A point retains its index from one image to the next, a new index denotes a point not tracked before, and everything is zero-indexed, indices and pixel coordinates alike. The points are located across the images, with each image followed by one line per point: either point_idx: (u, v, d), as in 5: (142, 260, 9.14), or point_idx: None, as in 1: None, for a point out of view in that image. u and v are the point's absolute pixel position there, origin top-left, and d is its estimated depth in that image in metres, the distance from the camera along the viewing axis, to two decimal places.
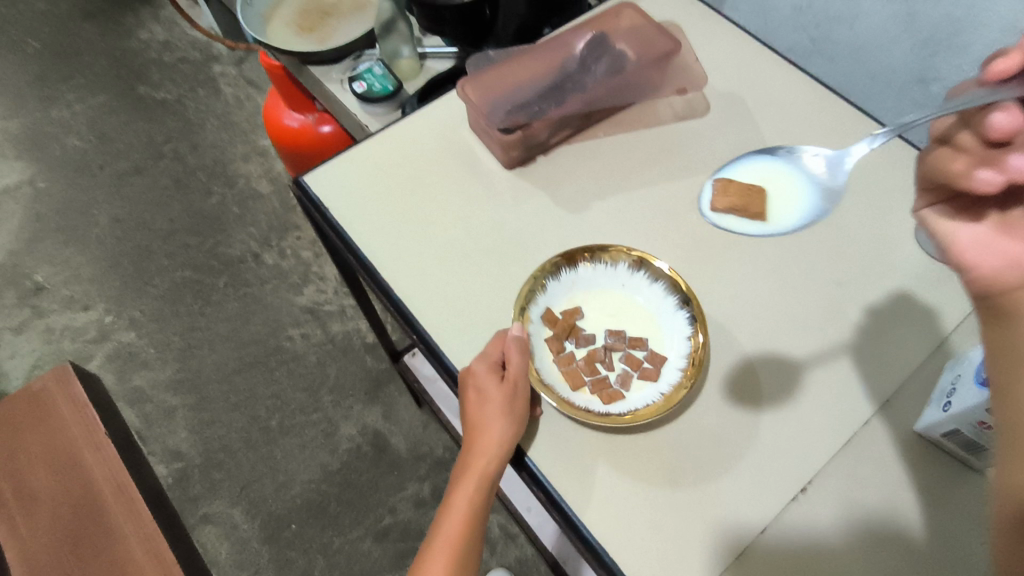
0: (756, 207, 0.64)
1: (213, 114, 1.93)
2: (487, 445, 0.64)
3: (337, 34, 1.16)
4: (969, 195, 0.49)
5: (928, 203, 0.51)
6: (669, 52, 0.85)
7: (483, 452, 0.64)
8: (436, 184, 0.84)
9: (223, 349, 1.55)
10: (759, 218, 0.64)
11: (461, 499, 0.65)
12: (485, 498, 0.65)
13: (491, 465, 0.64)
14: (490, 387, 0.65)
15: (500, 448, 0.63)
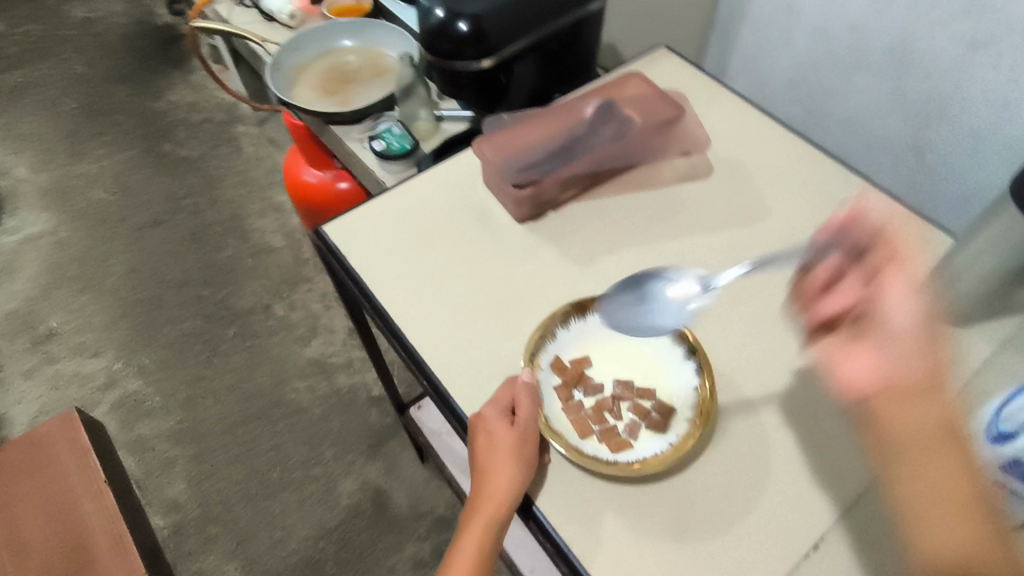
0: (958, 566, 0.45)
1: (233, 171, 2.00)
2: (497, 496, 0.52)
3: (359, 96, 1.18)
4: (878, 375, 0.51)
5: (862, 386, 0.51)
6: (677, 117, 0.79)
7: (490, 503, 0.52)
8: (432, 224, 0.75)
9: (228, 400, 1.55)
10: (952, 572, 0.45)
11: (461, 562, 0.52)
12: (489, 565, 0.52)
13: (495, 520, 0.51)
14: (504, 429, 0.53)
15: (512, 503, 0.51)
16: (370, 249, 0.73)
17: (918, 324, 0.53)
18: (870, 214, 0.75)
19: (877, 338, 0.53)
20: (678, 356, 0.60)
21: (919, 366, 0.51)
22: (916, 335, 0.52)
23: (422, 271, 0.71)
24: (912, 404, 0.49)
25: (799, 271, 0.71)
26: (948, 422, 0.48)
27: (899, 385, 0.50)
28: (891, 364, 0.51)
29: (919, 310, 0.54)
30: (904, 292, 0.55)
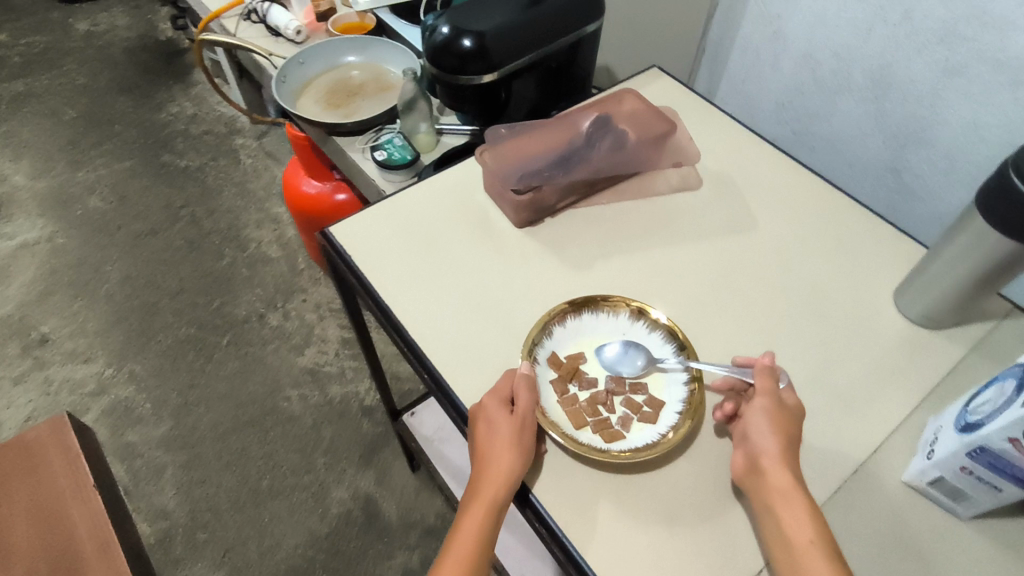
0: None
1: (231, 182, 2.03)
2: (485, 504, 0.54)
3: (362, 109, 1.22)
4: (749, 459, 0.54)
5: (743, 467, 0.55)
6: (669, 132, 0.84)
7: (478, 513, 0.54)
8: (434, 228, 0.79)
9: (220, 407, 1.56)
10: None
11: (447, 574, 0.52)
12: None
13: (483, 528, 0.53)
14: (496, 434, 0.56)
15: (501, 508, 0.54)
16: (375, 250, 0.76)
17: (780, 451, 0.53)
18: (850, 228, 0.79)
19: (747, 470, 0.54)
20: (668, 354, 0.63)
21: (792, 492, 0.51)
22: (781, 463, 0.53)
23: (424, 271, 0.74)
24: (786, 536, 0.50)
25: (783, 279, 0.74)
26: (821, 549, 0.48)
27: (775, 516, 0.51)
28: (763, 495, 0.52)
29: (785, 434, 0.54)
30: (763, 414, 0.55)
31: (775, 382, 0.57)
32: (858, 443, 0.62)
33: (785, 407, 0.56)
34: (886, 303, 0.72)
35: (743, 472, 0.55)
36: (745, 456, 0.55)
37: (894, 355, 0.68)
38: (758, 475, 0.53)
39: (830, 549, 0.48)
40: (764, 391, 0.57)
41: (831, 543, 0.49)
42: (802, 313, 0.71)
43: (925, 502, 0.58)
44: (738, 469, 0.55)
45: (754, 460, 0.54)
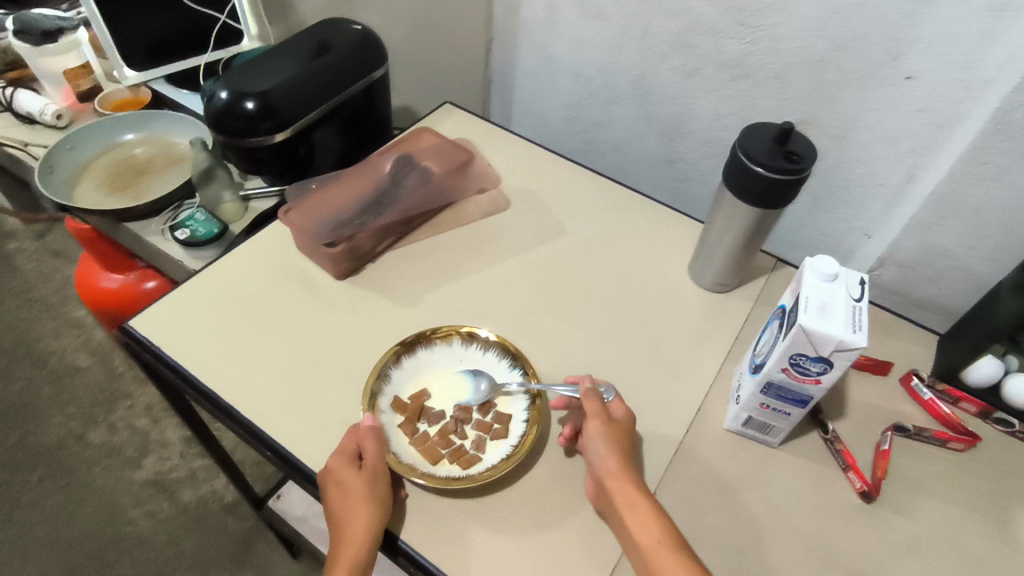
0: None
1: (12, 293, 1.75)
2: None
3: (153, 188, 1.13)
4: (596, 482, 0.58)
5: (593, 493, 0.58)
6: (468, 161, 0.88)
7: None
8: (250, 298, 0.75)
9: (43, 555, 1.32)
10: None
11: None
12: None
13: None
14: (334, 519, 0.55)
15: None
16: (187, 333, 0.71)
17: (617, 466, 0.57)
18: (645, 218, 0.89)
19: (598, 491, 0.58)
20: (505, 368, 0.66)
21: (636, 500, 0.55)
22: (620, 477, 0.56)
23: (248, 345, 0.70)
24: (638, 543, 0.53)
25: (598, 275, 0.81)
26: (669, 545, 0.52)
27: (624, 528, 0.54)
28: (612, 512, 0.56)
29: (620, 447, 0.58)
30: (599, 434, 0.58)
31: (599, 402, 0.61)
32: (685, 405, 0.69)
33: (615, 422, 0.60)
34: (683, 279, 0.82)
35: (596, 494, 0.58)
36: (592, 480, 0.59)
37: (700, 321, 0.78)
38: (605, 495, 0.57)
39: (676, 542, 0.53)
40: (593, 414, 0.60)
41: (674, 535, 0.53)
42: (619, 304, 0.78)
43: (745, 442, 0.66)
44: (592, 493, 0.59)
45: (601, 480, 0.57)
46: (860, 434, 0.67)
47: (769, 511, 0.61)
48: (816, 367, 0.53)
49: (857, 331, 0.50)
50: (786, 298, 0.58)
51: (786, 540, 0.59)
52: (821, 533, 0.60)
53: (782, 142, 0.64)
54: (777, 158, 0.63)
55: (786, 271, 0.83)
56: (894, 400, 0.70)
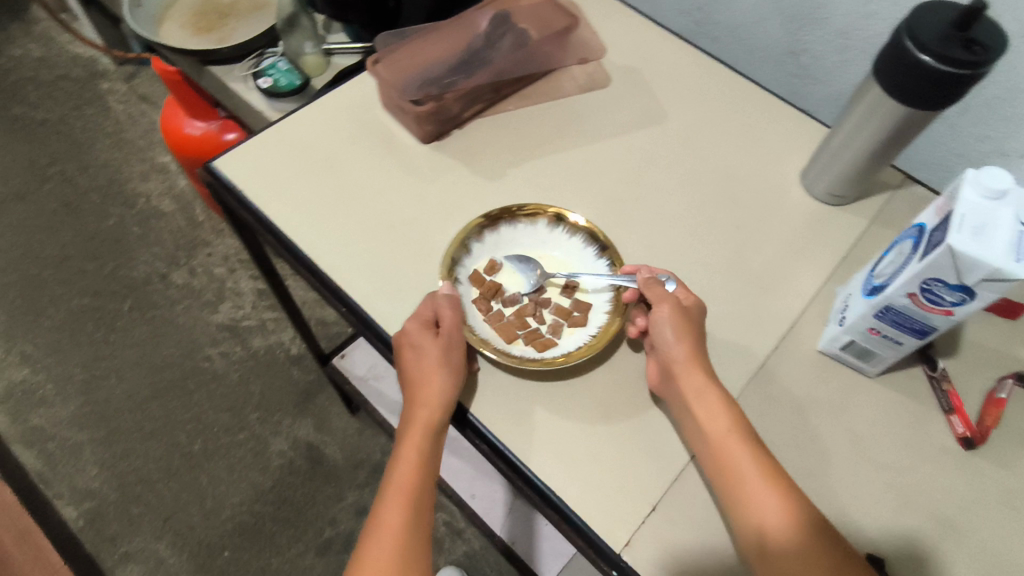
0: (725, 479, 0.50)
1: (103, 132, 1.81)
2: (415, 455, 0.53)
3: (236, 32, 1.10)
4: (658, 372, 0.56)
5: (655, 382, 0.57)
6: (571, 27, 0.78)
7: (412, 460, 0.53)
8: (333, 152, 0.72)
9: (133, 376, 1.45)
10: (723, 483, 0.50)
11: (387, 533, 0.50)
12: (423, 530, 0.51)
13: (418, 475, 0.52)
14: (425, 373, 0.54)
15: (433, 457, 0.53)
16: (268, 180, 0.70)
17: (687, 352, 0.54)
18: (758, 113, 0.80)
19: (662, 378, 0.56)
20: (590, 256, 0.62)
21: (706, 388, 0.53)
22: (689, 366, 0.54)
23: (329, 199, 0.69)
24: (705, 428, 0.52)
25: (698, 170, 0.74)
26: (738, 436, 0.51)
27: (691, 414, 0.53)
28: (677, 397, 0.54)
29: (690, 335, 0.55)
30: (667, 321, 0.55)
31: (663, 289, 0.57)
32: (776, 321, 0.64)
33: (685, 310, 0.55)
34: (794, 187, 0.74)
35: (660, 380, 0.56)
36: (655, 373, 0.57)
37: (804, 234, 0.70)
38: (671, 381, 0.55)
39: (744, 430, 0.51)
40: (661, 298, 0.56)
41: (743, 423, 0.52)
42: (718, 205, 0.72)
43: (836, 366, 0.61)
44: (654, 379, 0.57)
45: (668, 367, 0.55)
46: (968, 377, 0.61)
47: (850, 440, 0.57)
48: (951, 297, 0.47)
49: (1021, 261, 0.42)
50: (928, 215, 0.50)
51: (866, 473, 0.56)
52: (905, 470, 0.56)
53: (963, 27, 0.52)
54: (952, 46, 0.52)
55: (916, 190, 0.73)
56: (1015, 345, 0.63)
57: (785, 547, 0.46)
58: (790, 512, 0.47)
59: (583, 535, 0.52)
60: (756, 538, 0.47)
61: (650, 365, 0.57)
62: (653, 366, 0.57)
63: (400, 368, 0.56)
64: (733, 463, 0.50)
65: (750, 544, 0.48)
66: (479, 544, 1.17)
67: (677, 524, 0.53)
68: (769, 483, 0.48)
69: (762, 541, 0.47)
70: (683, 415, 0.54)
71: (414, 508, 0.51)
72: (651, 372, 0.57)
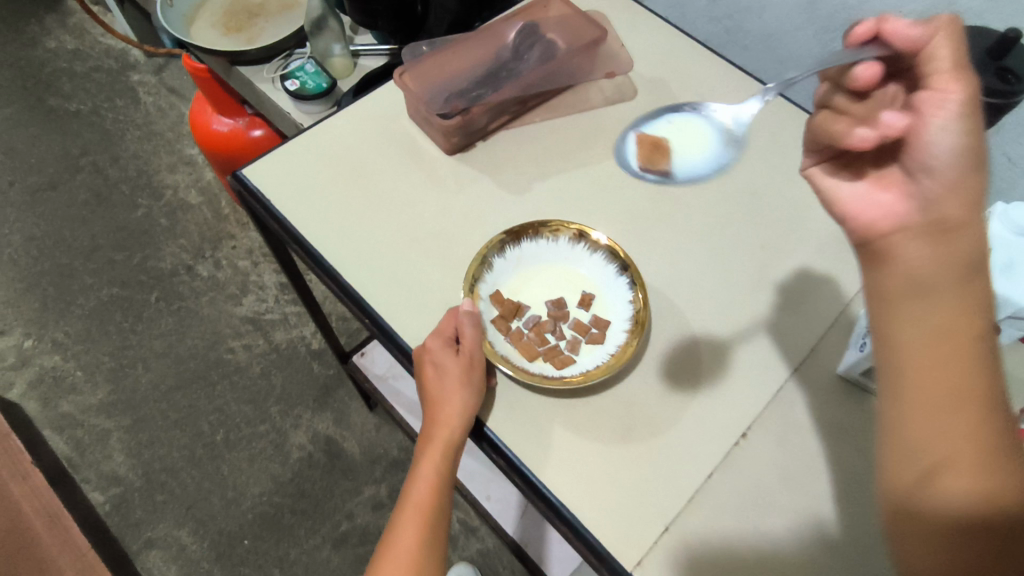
0: (921, 384, 0.40)
1: (133, 124, 1.84)
2: (433, 475, 0.55)
3: (265, 33, 1.12)
4: (899, 197, 0.43)
5: (887, 211, 0.43)
6: (600, 39, 0.77)
7: (427, 481, 0.55)
8: (359, 162, 0.73)
9: (159, 366, 1.49)
10: (912, 385, 0.41)
11: (402, 552, 0.53)
12: (438, 547, 0.54)
13: (432, 496, 0.55)
14: (444, 395, 0.55)
15: (450, 477, 0.56)
16: (295, 189, 0.71)
17: (964, 190, 0.40)
18: (786, 127, 0.79)
19: (902, 216, 0.42)
20: (611, 274, 0.62)
21: (956, 269, 0.40)
22: (965, 208, 0.40)
23: (354, 210, 0.70)
24: (932, 314, 0.40)
25: (721, 186, 0.74)
26: (973, 342, 0.40)
27: (922, 288, 0.41)
28: (908, 257, 0.41)
29: (980, 158, 0.40)
30: (958, 130, 0.39)
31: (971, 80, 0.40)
32: (798, 342, 0.64)
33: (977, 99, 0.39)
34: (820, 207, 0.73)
35: (896, 221, 0.42)
36: (891, 201, 0.43)
37: (828, 253, 0.69)
38: (921, 229, 0.41)
39: (979, 339, 0.40)
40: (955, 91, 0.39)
41: (982, 332, 0.40)
42: (739, 223, 0.71)
43: (857, 391, 0.61)
44: (887, 215, 0.43)
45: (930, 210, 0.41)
46: None
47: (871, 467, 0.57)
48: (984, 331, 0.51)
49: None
50: None
51: None
52: None
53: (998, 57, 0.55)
54: (989, 76, 0.55)
55: None
56: None
57: (953, 487, 0.39)
58: (984, 453, 0.39)
59: (598, 556, 0.53)
60: (925, 469, 0.40)
61: (881, 194, 0.44)
62: (889, 191, 0.43)
63: (421, 384, 0.58)
64: (942, 373, 0.40)
65: (917, 468, 0.40)
66: (493, 543, 1.19)
67: (694, 546, 0.53)
68: (974, 413, 0.39)
69: (941, 468, 0.39)
70: (908, 285, 0.41)
71: (429, 529, 0.54)
72: (875, 200, 0.44)
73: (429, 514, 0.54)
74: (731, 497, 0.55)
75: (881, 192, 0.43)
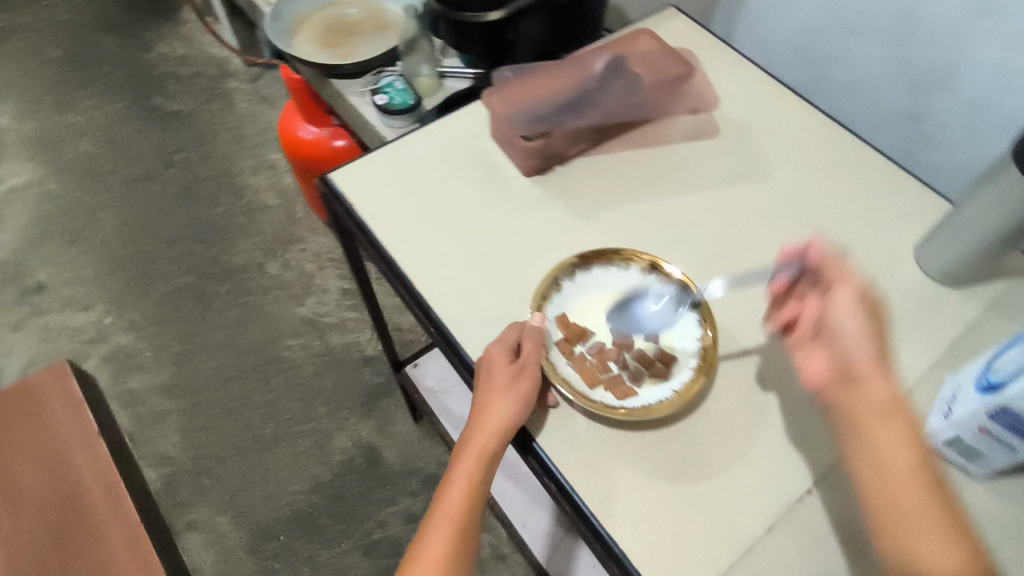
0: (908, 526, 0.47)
1: (225, 126, 1.97)
2: (466, 483, 0.55)
3: (359, 50, 1.18)
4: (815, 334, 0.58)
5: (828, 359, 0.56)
6: (686, 75, 0.79)
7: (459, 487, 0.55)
8: (440, 177, 0.75)
9: (220, 356, 1.56)
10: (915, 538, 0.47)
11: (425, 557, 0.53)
12: (461, 558, 0.54)
13: (462, 503, 0.55)
14: (491, 400, 0.56)
15: (483, 490, 0.55)
16: (376, 196, 0.73)
17: (875, 351, 0.54)
18: (871, 180, 0.76)
19: (848, 380, 0.54)
20: (680, 307, 0.62)
21: (892, 409, 0.52)
22: (879, 369, 0.53)
23: (430, 220, 0.72)
24: (887, 459, 0.50)
25: (797, 233, 0.72)
26: (925, 479, 0.49)
27: (872, 442, 0.51)
28: (859, 413, 0.53)
29: (870, 319, 0.56)
30: (849, 304, 0.56)
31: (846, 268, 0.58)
32: None
33: (874, 301, 0.57)
34: (903, 265, 0.70)
35: (838, 381, 0.55)
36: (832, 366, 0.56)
37: (909, 313, 0.66)
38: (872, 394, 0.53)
39: (930, 477, 0.49)
40: (843, 278, 0.58)
41: (929, 464, 0.50)
42: None
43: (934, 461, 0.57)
44: (830, 381, 0.55)
45: (847, 373, 0.54)
46: None
47: None
48: None
49: None
50: None
51: None
52: None
53: None
54: None
55: None
56: None
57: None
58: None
59: None
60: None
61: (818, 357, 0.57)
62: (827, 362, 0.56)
63: (475, 391, 0.59)
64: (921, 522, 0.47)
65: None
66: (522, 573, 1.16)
67: None
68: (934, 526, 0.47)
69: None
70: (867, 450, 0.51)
71: (452, 536, 0.53)
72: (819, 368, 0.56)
73: (459, 522, 0.54)
74: (789, 554, 0.53)
75: (815, 357, 0.57)
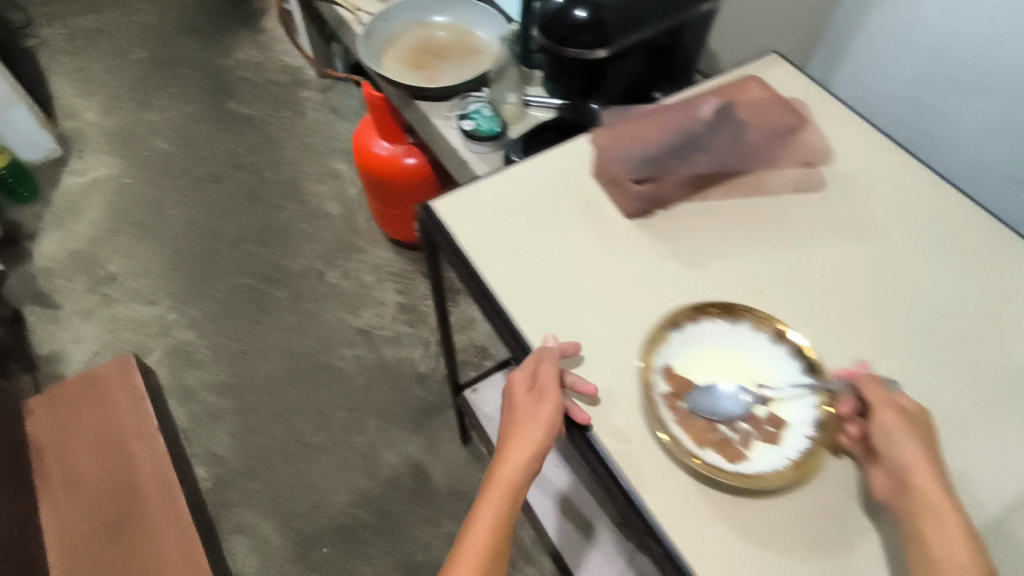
0: None
1: (294, 134, 2.01)
2: (494, 514, 0.57)
3: (445, 74, 1.20)
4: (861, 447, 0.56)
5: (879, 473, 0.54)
6: (797, 128, 0.78)
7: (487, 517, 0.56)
8: (541, 213, 0.74)
9: (276, 360, 1.58)
10: None
11: None
12: None
13: (491, 534, 0.56)
14: (517, 431, 0.59)
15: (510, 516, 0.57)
16: (478, 228, 0.73)
17: (928, 465, 0.51)
18: (986, 247, 0.73)
19: (898, 494, 0.52)
20: (794, 370, 0.61)
21: (942, 506, 0.49)
22: (933, 478, 0.50)
23: (532, 257, 0.71)
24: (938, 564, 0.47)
25: (908, 297, 0.69)
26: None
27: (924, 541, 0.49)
28: (910, 517, 0.50)
29: (921, 439, 0.52)
30: (895, 427, 0.53)
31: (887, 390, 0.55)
32: (986, 485, 0.57)
33: (920, 422, 0.53)
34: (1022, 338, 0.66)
35: (891, 492, 0.52)
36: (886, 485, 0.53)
37: None
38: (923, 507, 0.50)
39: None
40: (882, 400, 0.54)
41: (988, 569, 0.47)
42: (928, 339, 0.66)
43: None
44: (883, 490, 0.53)
45: (900, 479, 0.52)
46: None
47: None
48: None
49: None
50: None
51: None
52: None
53: None
54: None
55: None
56: None
57: None
58: None
59: None
60: None
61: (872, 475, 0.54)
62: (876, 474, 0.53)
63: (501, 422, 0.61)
64: None
65: None
66: None
67: None
68: None
69: None
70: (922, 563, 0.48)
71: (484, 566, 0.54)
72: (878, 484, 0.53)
73: (487, 554, 0.55)
74: None
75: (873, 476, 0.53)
